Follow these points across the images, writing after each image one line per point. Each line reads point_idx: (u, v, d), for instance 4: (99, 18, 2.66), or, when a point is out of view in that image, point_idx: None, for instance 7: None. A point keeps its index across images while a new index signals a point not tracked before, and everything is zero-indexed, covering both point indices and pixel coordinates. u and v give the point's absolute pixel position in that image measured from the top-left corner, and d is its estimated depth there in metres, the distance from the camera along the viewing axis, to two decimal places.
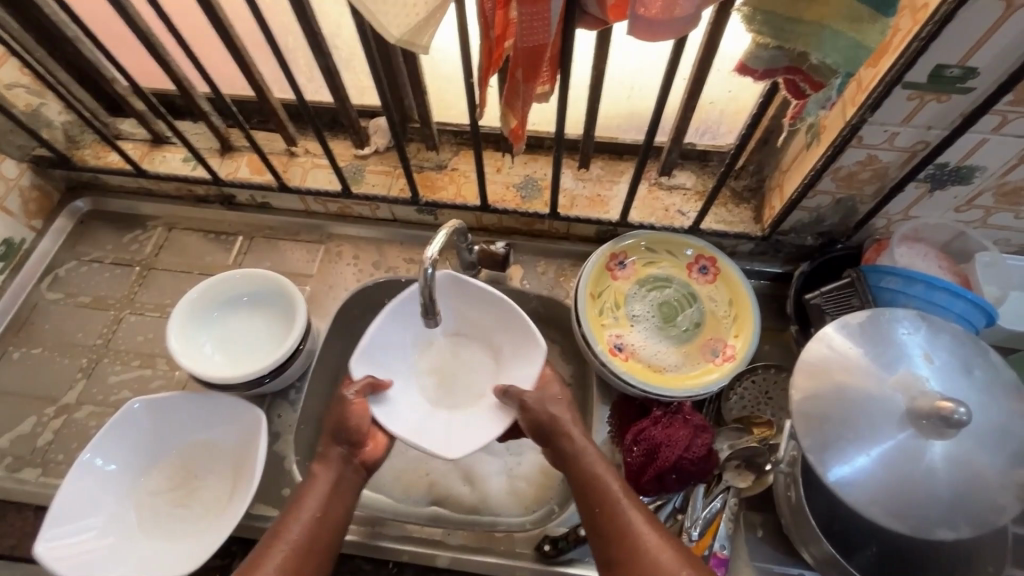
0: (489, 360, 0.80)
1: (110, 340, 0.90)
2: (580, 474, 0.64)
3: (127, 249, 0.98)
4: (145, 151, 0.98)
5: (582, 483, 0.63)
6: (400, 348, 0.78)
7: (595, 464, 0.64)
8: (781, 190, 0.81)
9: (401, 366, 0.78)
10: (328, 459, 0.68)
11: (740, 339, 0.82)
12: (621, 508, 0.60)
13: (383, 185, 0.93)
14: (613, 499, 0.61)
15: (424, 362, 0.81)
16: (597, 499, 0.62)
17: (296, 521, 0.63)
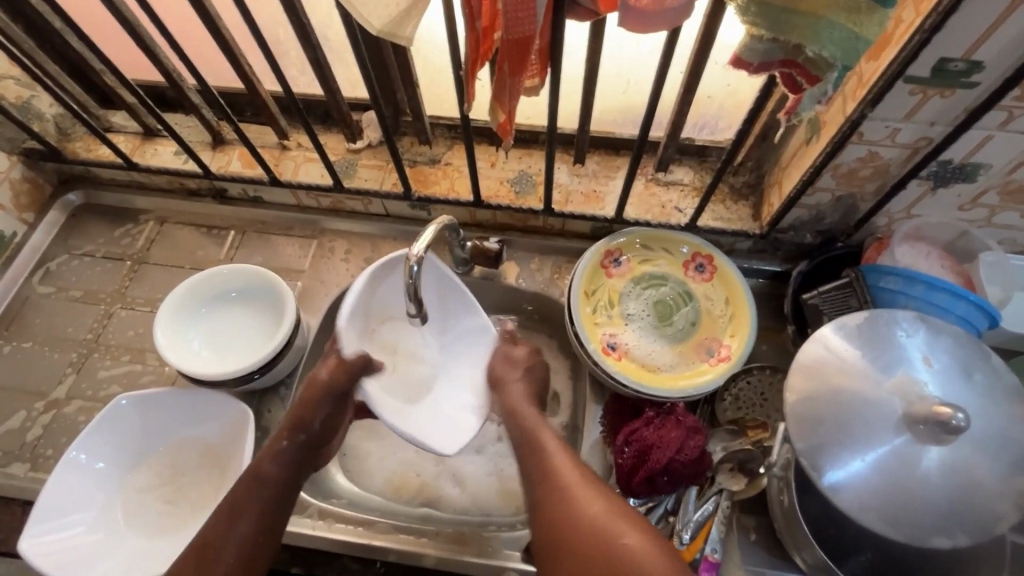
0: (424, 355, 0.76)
1: (100, 335, 0.89)
2: (518, 428, 0.69)
3: (118, 243, 0.97)
4: (136, 144, 0.97)
5: (519, 436, 0.69)
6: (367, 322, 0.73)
7: (532, 417, 0.70)
8: (780, 187, 0.80)
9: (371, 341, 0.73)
10: (275, 454, 0.67)
11: (735, 339, 0.81)
12: (545, 454, 0.65)
13: (375, 179, 0.92)
14: (541, 447, 0.66)
15: (381, 336, 0.75)
16: (529, 451, 0.67)
17: (235, 533, 0.61)
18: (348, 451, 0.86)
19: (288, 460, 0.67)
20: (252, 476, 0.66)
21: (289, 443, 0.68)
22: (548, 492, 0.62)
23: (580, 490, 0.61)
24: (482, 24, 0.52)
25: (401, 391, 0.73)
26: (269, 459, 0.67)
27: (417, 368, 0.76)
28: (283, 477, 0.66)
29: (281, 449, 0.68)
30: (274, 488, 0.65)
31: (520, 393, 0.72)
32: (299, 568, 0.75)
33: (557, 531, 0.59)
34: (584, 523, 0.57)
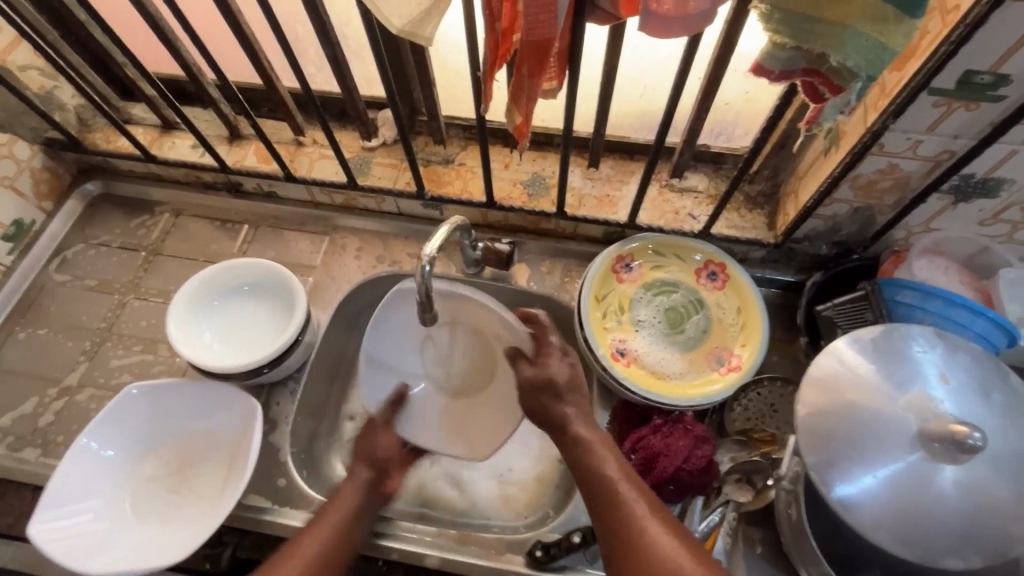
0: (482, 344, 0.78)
1: (113, 324, 0.90)
2: (587, 470, 0.63)
3: (134, 234, 0.99)
4: (155, 136, 0.98)
5: (587, 477, 0.62)
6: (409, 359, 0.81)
7: (602, 454, 0.63)
8: (796, 197, 0.79)
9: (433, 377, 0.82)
10: (348, 485, 0.71)
11: (746, 349, 0.80)
12: (625, 499, 0.58)
13: (389, 178, 0.92)
14: (615, 490, 0.59)
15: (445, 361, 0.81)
16: (603, 495, 0.60)
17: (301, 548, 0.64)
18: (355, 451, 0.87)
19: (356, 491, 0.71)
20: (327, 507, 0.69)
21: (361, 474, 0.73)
22: (634, 543, 0.55)
23: (671, 544, 0.54)
24: (503, 26, 0.52)
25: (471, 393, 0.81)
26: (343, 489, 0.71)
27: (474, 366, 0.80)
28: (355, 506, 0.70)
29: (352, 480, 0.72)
30: (342, 517, 0.68)
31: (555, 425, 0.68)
32: None
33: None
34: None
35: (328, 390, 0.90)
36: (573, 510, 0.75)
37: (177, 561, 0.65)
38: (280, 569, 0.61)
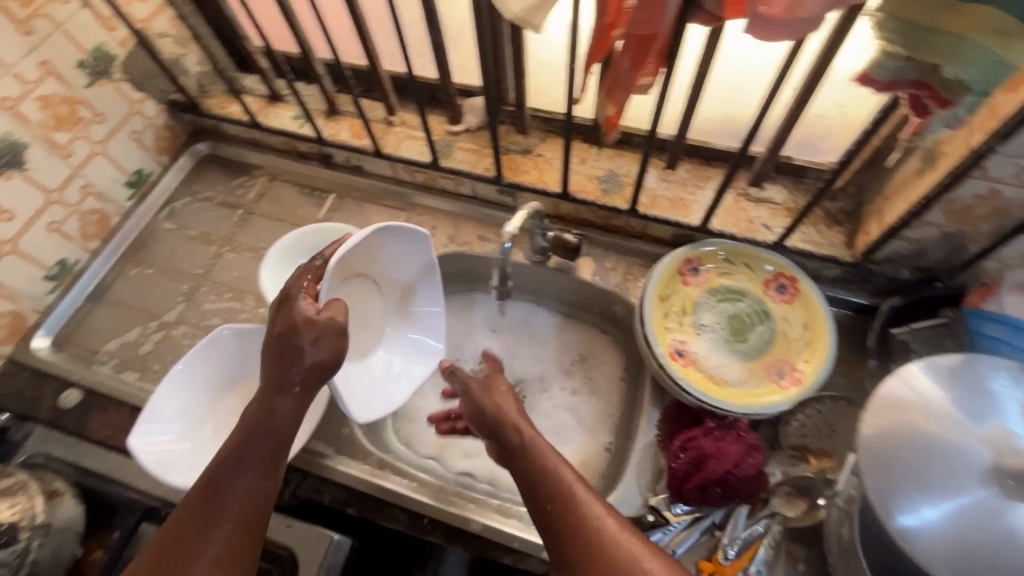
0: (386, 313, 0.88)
1: (209, 272, 0.99)
2: (537, 474, 0.63)
3: (233, 193, 1.08)
4: (262, 105, 1.07)
5: (538, 477, 0.62)
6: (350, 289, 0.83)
7: (551, 458, 0.63)
8: (880, 217, 0.77)
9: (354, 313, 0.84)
10: (281, 407, 0.63)
11: (810, 365, 0.78)
12: (579, 501, 0.58)
13: (469, 162, 0.97)
14: (568, 493, 0.59)
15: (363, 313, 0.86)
16: (555, 506, 0.59)
17: (238, 484, 0.56)
18: (406, 417, 0.93)
19: (290, 418, 0.63)
20: (254, 427, 0.61)
21: (292, 393, 0.64)
22: (587, 544, 0.55)
23: (629, 540, 0.55)
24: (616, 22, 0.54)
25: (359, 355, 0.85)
26: (272, 412, 0.62)
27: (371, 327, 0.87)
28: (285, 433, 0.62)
29: (279, 401, 0.63)
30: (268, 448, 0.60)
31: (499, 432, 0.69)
32: (355, 508, 0.79)
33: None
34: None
35: None
36: (628, 490, 0.77)
37: None
38: (208, 515, 0.54)
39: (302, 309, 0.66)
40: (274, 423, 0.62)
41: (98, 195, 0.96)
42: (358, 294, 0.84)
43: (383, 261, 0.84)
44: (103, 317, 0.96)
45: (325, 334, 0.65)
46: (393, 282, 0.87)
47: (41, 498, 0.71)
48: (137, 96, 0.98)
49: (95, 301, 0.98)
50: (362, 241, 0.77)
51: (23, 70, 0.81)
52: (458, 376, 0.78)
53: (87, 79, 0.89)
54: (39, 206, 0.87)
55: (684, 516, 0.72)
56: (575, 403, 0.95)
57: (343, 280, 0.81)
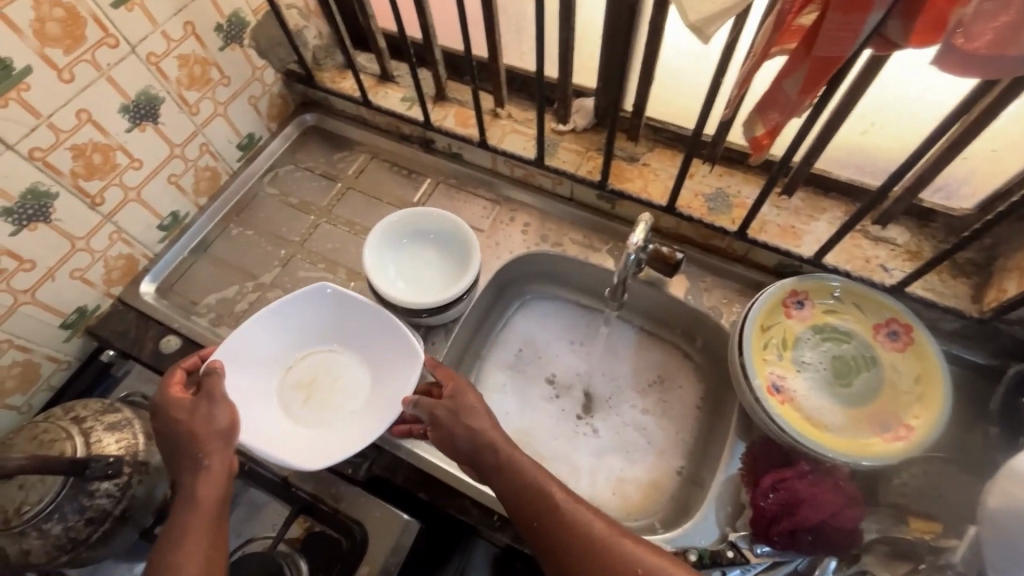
0: (352, 372, 0.87)
1: (305, 240, 1.02)
2: (521, 492, 0.65)
3: (334, 166, 1.11)
4: (373, 84, 1.09)
5: (519, 494, 0.65)
6: (297, 371, 0.88)
7: (530, 471, 0.66)
8: (1021, 274, 0.71)
9: (303, 391, 0.86)
10: (197, 483, 0.66)
11: (920, 422, 0.73)
12: (564, 511, 0.63)
13: (572, 163, 0.96)
14: (551, 504, 0.63)
15: (317, 387, 0.87)
16: (545, 525, 0.63)
17: (186, 554, 0.61)
18: None
19: (218, 480, 0.67)
20: (187, 504, 0.65)
21: (204, 466, 0.67)
22: (582, 550, 0.60)
23: (621, 543, 0.60)
24: (793, 46, 0.53)
25: (322, 423, 0.83)
26: (196, 488, 0.65)
27: (332, 393, 0.86)
28: (214, 500, 0.66)
29: (193, 478, 0.66)
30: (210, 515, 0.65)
31: (479, 450, 0.69)
32: (427, 494, 0.80)
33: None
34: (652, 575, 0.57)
35: (470, 341, 0.98)
36: (706, 520, 0.75)
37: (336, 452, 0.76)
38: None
39: (179, 400, 0.71)
40: (199, 498, 0.65)
41: (214, 154, 1.01)
42: (321, 368, 0.88)
43: (321, 327, 0.88)
44: (204, 271, 1.00)
45: (204, 409, 0.70)
46: (354, 336, 0.88)
47: (143, 438, 0.75)
48: (260, 63, 1.02)
49: (197, 255, 1.02)
50: (272, 335, 0.86)
51: (170, 29, 0.84)
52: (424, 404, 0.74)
53: (221, 43, 0.93)
54: (163, 158, 0.92)
55: (764, 559, 0.69)
56: (650, 421, 0.93)
57: (293, 361, 0.88)
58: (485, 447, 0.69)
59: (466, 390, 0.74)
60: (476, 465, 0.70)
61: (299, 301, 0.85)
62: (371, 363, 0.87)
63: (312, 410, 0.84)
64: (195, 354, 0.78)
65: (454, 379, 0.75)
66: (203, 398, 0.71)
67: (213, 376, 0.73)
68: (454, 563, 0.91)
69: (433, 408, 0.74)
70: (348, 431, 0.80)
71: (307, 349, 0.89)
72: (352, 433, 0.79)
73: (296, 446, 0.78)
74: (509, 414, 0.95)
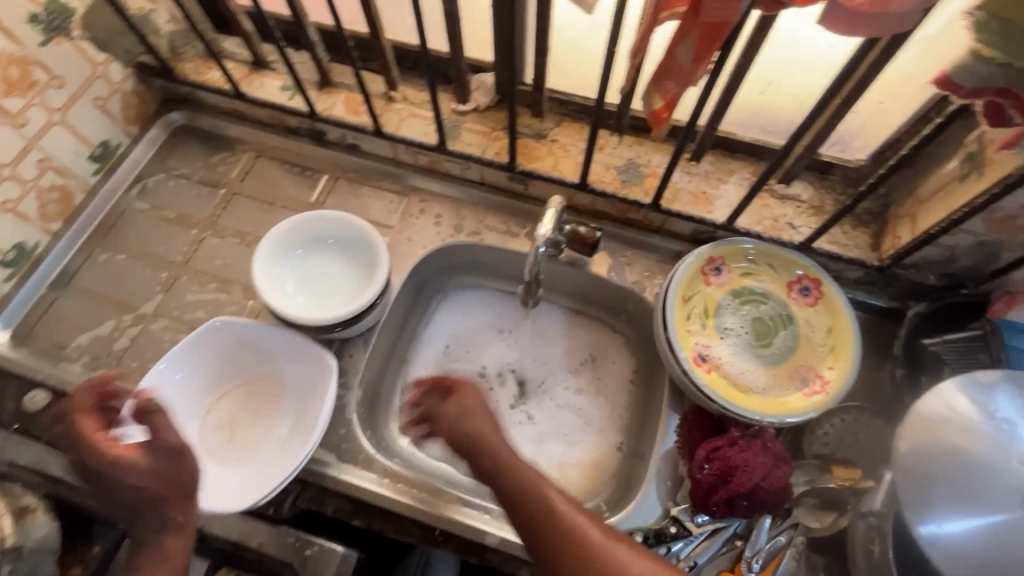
0: (273, 401, 0.79)
1: (190, 259, 0.90)
2: (520, 493, 0.61)
3: (213, 170, 0.98)
4: (245, 73, 0.97)
5: (520, 497, 0.61)
6: (213, 415, 0.79)
7: (532, 475, 0.63)
8: (912, 221, 0.74)
9: (225, 434, 0.78)
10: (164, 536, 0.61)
11: (834, 372, 0.76)
12: (562, 515, 0.59)
13: (478, 146, 0.90)
14: (551, 509, 0.59)
15: (240, 426, 0.78)
16: (541, 530, 0.58)
17: None
18: None
19: (188, 530, 0.63)
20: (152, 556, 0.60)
21: (175, 520, 0.62)
22: (573, 556, 0.56)
23: (616, 550, 0.55)
24: (683, 10, 0.49)
25: (251, 461, 0.75)
26: (164, 544, 0.61)
27: (257, 429, 0.78)
28: (183, 551, 0.61)
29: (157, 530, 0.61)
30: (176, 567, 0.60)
31: (482, 453, 0.66)
32: (361, 520, 0.75)
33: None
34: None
35: (394, 345, 0.92)
36: (646, 498, 0.75)
37: (261, 490, 0.69)
38: None
39: (122, 454, 0.62)
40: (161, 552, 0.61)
41: (60, 171, 0.85)
42: (238, 404, 0.80)
43: (229, 361, 0.80)
44: (70, 307, 0.87)
45: (168, 458, 0.64)
46: (268, 363, 0.80)
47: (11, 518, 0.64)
48: (101, 58, 0.87)
49: (59, 290, 0.88)
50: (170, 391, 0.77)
51: None
52: (426, 404, 0.74)
53: (42, 37, 0.77)
54: None
55: (705, 527, 0.71)
56: (587, 402, 0.91)
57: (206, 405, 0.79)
58: (494, 457, 0.65)
59: (468, 397, 0.71)
60: (479, 467, 0.66)
61: (193, 338, 0.76)
62: (291, 387, 0.79)
63: (236, 451, 0.76)
64: (88, 387, 0.66)
65: (464, 391, 0.72)
66: (153, 450, 0.63)
67: (159, 421, 0.64)
68: (415, 559, 0.85)
69: (437, 413, 0.72)
70: (274, 463, 0.72)
71: (221, 389, 0.80)
72: (284, 461, 0.71)
73: (220, 493, 0.70)
74: None
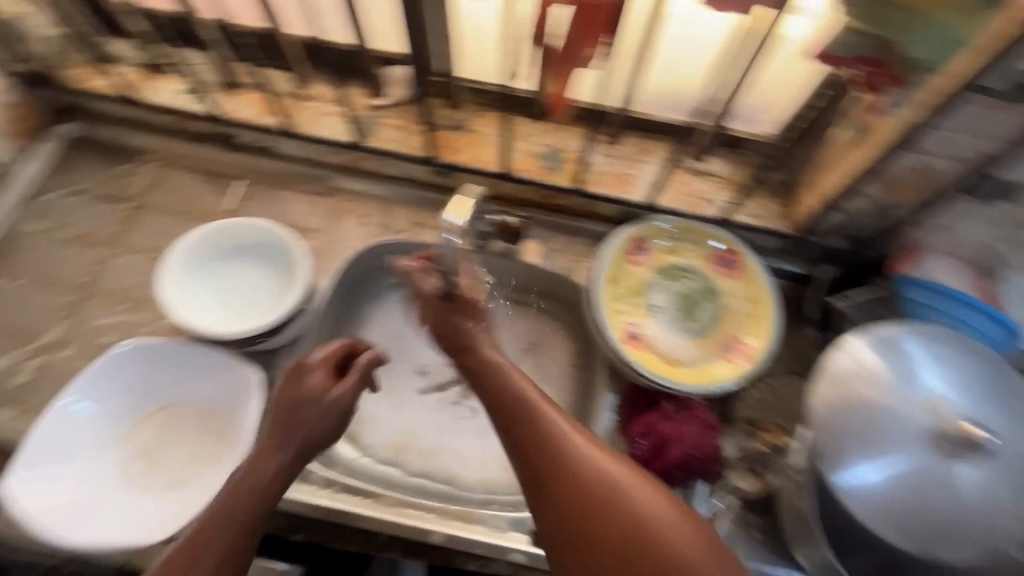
0: (196, 423, 0.75)
1: (95, 280, 0.85)
2: (501, 393, 0.60)
3: (115, 183, 0.92)
4: (141, 77, 0.91)
5: (505, 395, 0.60)
6: (130, 445, 0.74)
7: (512, 377, 0.61)
8: (816, 188, 0.78)
9: (145, 462, 0.73)
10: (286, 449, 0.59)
11: (756, 339, 0.79)
12: (548, 427, 0.56)
13: (397, 140, 0.88)
14: (529, 406, 0.57)
15: (161, 453, 0.74)
16: (522, 428, 0.56)
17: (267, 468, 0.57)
18: (358, 422, 0.85)
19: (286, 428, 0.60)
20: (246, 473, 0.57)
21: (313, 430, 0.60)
22: (554, 461, 0.53)
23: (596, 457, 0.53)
24: None
25: (174, 488, 0.71)
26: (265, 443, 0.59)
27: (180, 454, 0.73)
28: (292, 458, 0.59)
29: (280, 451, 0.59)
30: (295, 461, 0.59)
31: (467, 351, 0.67)
32: (303, 533, 0.75)
33: (601, 518, 0.49)
34: (635, 511, 0.49)
35: None
36: None
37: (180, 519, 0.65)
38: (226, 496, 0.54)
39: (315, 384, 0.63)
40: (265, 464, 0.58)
41: None
42: (157, 430, 0.75)
43: (145, 386, 0.75)
44: None
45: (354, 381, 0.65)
46: (187, 384, 0.75)
47: None
48: None
49: None
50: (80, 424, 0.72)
51: None
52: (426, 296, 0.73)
53: None
54: None
55: None
56: None
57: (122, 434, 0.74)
58: (486, 373, 0.63)
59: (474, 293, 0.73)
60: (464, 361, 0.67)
61: (101, 365, 0.72)
62: (214, 407, 0.75)
63: (158, 480, 0.72)
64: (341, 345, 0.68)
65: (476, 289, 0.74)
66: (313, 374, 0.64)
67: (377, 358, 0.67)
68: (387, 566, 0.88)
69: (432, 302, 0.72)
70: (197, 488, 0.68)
71: (138, 417, 0.75)
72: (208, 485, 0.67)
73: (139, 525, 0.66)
74: (382, 419, 0.86)
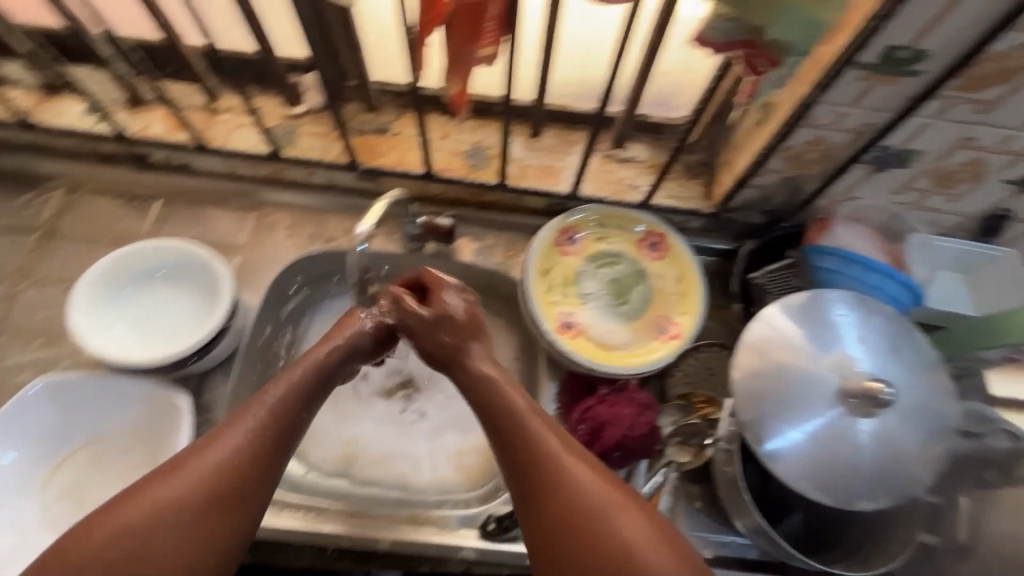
0: (120, 459, 0.72)
1: (6, 317, 0.80)
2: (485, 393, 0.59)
3: (21, 214, 0.87)
4: (36, 100, 0.86)
5: (488, 396, 0.58)
6: (53, 487, 0.71)
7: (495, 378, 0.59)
8: (731, 167, 0.81)
9: (72, 503, 0.71)
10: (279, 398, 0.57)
11: (685, 317, 0.82)
12: (528, 426, 0.55)
13: (318, 148, 0.86)
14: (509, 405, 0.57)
15: (88, 492, 0.72)
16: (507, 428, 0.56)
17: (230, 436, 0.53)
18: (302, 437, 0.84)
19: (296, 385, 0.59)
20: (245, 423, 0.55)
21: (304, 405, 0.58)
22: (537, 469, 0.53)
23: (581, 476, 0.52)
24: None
25: None
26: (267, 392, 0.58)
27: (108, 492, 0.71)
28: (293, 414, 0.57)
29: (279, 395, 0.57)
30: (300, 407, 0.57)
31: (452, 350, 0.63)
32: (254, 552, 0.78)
33: (572, 528, 0.50)
34: (608, 532, 0.49)
35: None
36: None
37: None
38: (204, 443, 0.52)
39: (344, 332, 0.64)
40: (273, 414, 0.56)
41: None
42: (81, 470, 0.72)
43: (61, 426, 0.71)
44: None
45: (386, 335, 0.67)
46: (108, 419, 0.72)
47: None
48: None
49: None
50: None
51: None
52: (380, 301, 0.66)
53: None
54: None
55: None
56: None
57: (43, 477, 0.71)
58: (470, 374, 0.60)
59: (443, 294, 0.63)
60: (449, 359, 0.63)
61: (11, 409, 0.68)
62: (138, 442, 0.72)
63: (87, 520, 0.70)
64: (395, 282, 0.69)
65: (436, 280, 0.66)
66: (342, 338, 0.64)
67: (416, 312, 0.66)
68: None
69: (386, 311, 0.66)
70: None
71: (58, 459, 0.72)
72: None
73: None
74: (327, 431, 0.84)
